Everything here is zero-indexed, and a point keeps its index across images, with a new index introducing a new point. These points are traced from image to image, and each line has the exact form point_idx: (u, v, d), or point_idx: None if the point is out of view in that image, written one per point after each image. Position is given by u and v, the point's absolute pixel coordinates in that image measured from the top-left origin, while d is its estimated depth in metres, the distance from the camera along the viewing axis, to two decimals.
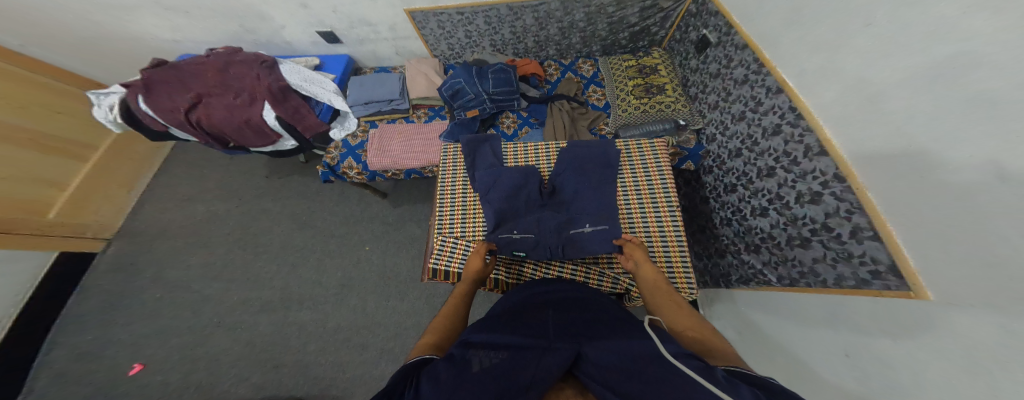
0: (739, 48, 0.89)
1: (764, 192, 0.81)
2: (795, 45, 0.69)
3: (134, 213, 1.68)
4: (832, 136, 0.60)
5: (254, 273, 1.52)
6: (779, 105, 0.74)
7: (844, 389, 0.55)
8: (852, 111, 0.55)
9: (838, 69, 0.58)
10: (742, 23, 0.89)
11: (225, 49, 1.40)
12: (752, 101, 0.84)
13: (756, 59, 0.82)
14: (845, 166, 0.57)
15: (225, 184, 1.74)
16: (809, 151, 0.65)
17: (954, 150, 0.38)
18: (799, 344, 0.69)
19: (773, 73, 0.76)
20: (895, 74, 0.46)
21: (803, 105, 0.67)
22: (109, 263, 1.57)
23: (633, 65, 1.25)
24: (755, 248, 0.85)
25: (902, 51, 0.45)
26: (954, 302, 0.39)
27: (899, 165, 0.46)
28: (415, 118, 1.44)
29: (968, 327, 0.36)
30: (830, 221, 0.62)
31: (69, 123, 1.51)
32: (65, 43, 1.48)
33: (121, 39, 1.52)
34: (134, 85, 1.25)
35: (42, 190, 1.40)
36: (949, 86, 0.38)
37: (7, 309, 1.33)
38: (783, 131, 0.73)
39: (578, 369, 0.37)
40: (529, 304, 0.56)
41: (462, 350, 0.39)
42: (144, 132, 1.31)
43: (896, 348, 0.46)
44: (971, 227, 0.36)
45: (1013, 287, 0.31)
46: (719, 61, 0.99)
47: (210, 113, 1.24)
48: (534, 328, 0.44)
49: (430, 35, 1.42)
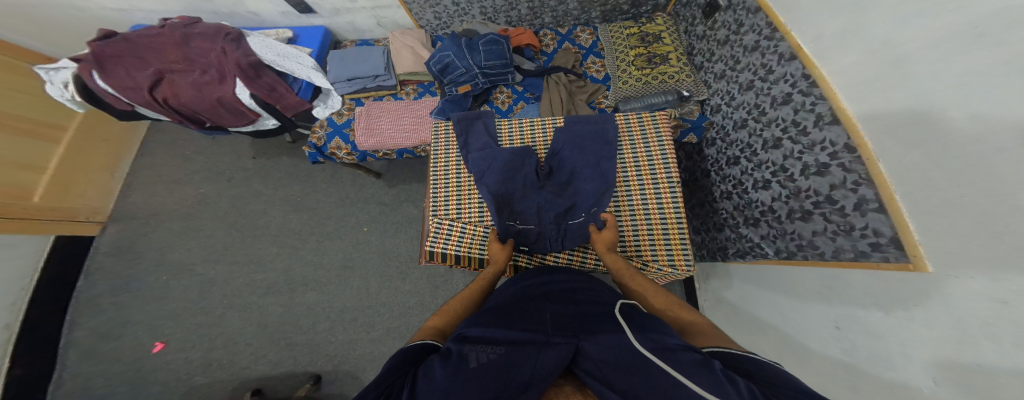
0: (751, 12, 0.84)
1: (768, 165, 0.80)
2: (817, 5, 0.65)
3: (122, 199, 1.63)
4: (846, 104, 0.58)
5: (254, 258, 1.52)
6: (791, 73, 0.71)
7: (834, 357, 0.60)
8: (872, 77, 0.52)
9: (863, 31, 0.55)
10: None
11: (182, 19, 1.27)
12: (762, 69, 0.81)
13: (769, 24, 0.77)
14: (857, 136, 0.56)
15: (211, 167, 1.68)
16: (819, 121, 0.64)
17: (977, 116, 0.36)
18: (793, 315, 0.73)
19: (787, 38, 0.72)
20: (926, 35, 0.44)
21: (818, 72, 0.64)
22: (106, 250, 1.54)
23: (634, 32, 1.18)
24: (754, 222, 0.86)
25: (937, 7, 0.42)
26: (954, 272, 0.40)
27: (919, 134, 0.44)
28: (403, 95, 1.37)
29: (967, 297, 0.38)
30: (835, 194, 0.62)
31: (31, 102, 1.37)
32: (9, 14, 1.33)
33: (63, 10, 1.37)
34: (85, 60, 1.13)
35: (20, 174, 1.30)
36: (985, 46, 0.36)
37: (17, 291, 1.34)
38: (793, 100, 0.71)
39: (575, 364, 0.39)
40: (528, 294, 0.58)
41: (458, 346, 0.40)
42: (109, 111, 1.22)
43: (888, 320, 0.50)
44: (983, 194, 0.36)
45: (1015, 259, 0.32)
46: (728, 27, 0.94)
47: (176, 92, 1.15)
48: (531, 322, 0.45)
49: (413, 3, 1.31)
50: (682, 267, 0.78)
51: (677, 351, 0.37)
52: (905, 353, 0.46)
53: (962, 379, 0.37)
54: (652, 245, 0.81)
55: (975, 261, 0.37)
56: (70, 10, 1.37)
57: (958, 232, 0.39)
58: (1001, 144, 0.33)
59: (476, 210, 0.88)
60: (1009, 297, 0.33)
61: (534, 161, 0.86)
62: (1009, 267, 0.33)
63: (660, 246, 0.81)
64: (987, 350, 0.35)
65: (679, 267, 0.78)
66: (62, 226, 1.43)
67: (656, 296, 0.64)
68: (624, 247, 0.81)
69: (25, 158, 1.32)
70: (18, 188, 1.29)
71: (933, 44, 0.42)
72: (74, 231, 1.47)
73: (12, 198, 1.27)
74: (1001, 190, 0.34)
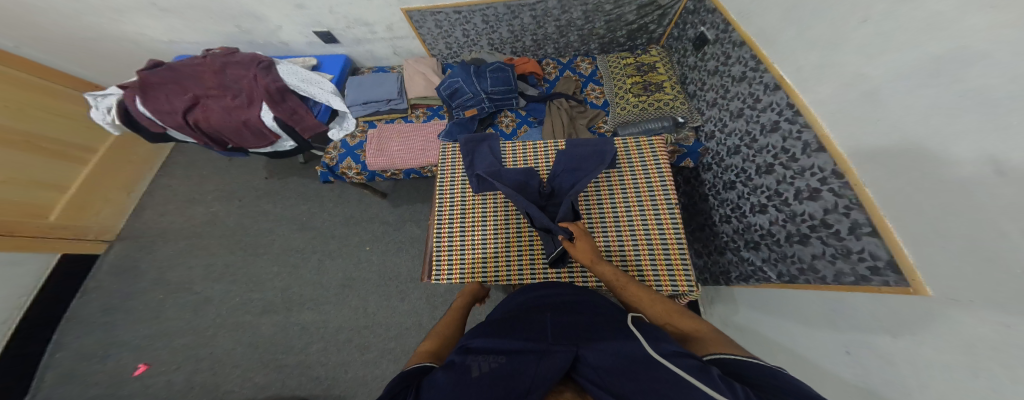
0: (737, 45, 0.89)
1: (763, 189, 0.81)
2: (793, 40, 0.69)
3: (134, 216, 1.68)
4: (830, 132, 0.60)
5: (255, 274, 1.53)
6: (776, 102, 0.74)
7: (846, 385, 0.56)
8: (849, 106, 0.55)
9: (836, 65, 0.58)
10: (739, 21, 0.89)
11: (222, 50, 1.38)
12: (750, 98, 0.84)
13: (754, 57, 0.82)
14: (843, 161, 0.57)
15: (224, 184, 1.74)
16: (806, 148, 0.66)
17: (956, 145, 0.37)
18: (800, 343, 0.70)
19: (771, 70, 0.76)
20: (892, 71, 0.47)
21: (800, 102, 0.67)
22: (109, 268, 1.57)
23: (631, 63, 1.25)
24: (754, 245, 0.85)
25: (902, 44, 0.45)
26: (953, 299, 0.39)
27: (900, 162, 0.45)
28: (413, 118, 1.44)
29: (973, 329, 0.36)
30: (829, 218, 0.62)
31: (66, 125, 1.49)
32: (59, 44, 1.47)
33: (114, 41, 1.51)
34: (131, 87, 1.23)
35: (44, 193, 1.40)
36: (951, 82, 0.38)
37: (11, 311, 1.33)
38: (781, 128, 0.73)
39: (577, 372, 0.38)
40: (530, 306, 0.57)
41: (462, 358, 0.39)
42: (143, 134, 1.31)
43: (897, 346, 0.47)
44: (969, 220, 0.36)
45: (1013, 288, 0.32)
46: (717, 59, 0.99)
47: (208, 116, 1.24)
48: (533, 330, 0.44)
49: (427, 34, 1.42)
50: (684, 289, 0.76)
51: (674, 360, 0.37)
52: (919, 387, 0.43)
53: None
54: (653, 267, 0.79)
55: (973, 288, 0.36)
56: (122, 42, 1.52)
57: (953, 256, 0.39)
58: (982, 172, 0.34)
59: (480, 229, 0.88)
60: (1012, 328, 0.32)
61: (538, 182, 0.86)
62: (1007, 296, 0.32)
63: (663, 268, 0.78)
64: (994, 382, 0.33)
65: (680, 288, 0.76)
66: (64, 242, 1.45)
67: (655, 304, 0.62)
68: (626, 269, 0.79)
69: (53, 179, 1.42)
70: (37, 206, 1.37)
71: (900, 79, 0.45)
72: (77, 249, 1.50)
73: (25, 216, 1.34)
74: (988, 215, 0.34)
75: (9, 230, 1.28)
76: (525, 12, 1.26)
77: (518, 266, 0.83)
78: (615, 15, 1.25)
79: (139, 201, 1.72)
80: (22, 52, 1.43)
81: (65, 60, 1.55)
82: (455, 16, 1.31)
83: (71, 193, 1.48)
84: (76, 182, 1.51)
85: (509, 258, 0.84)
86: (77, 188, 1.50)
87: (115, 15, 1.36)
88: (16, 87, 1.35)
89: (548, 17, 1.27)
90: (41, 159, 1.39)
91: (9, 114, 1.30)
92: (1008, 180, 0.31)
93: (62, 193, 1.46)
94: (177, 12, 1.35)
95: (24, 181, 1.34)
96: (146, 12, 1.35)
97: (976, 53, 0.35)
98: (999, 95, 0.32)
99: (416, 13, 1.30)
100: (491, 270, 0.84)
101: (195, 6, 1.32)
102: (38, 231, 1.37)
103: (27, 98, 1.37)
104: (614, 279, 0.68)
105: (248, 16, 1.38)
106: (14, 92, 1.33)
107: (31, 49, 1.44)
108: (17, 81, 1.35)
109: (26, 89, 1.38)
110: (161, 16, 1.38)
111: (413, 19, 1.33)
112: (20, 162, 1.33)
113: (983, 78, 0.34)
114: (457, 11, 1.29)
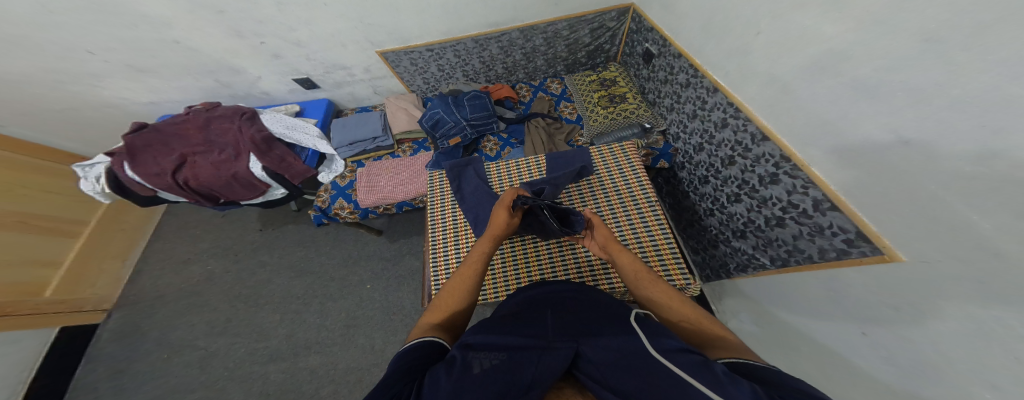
0: (676, 57, 0.99)
1: (732, 179, 0.85)
2: (726, 20, 0.75)
3: (132, 280, 1.68)
4: (769, 124, 0.68)
5: (258, 324, 1.51)
6: (719, 103, 0.83)
7: (873, 374, 0.50)
8: (792, 87, 0.59)
9: (772, 38, 0.63)
10: (673, 36, 1.00)
11: (203, 105, 1.45)
12: (698, 100, 0.92)
13: (690, 65, 0.92)
14: (786, 148, 0.64)
15: (220, 240, 1.76)
16: (754, 138, 0.73)
17: (887, 81, 0.41)
18: (815, 331, 0.65)
19: (707, 75, 0.85)
20: (819, 34, 0.52)
21: (737, 100, 0.76)
22: (112, 333, 1.54)
23: (594, 79, 1.34)
24: (741, 234, 0.88)
25: (823, 27, 0.50)
26: (903, 226, 0.43)
27: (842, 110, 0.49)
28: (400, 153, 1.49)
29: (929, 249, 0.39)
30: (794, 198, 0.66)
31: (58, 202, 1.51)
32: (44, 117, 1.52)
33: (101, 108, 1.58)
34: (117, 153, 1.26)
35: (36, 270, 1.39)
36: (872, 26, 0.42)
37: (14, 385, 1.30)
38: (729, 123, 0.80)
39: (578, 368, 0.38)
40: (536, 300, 0.55)
41: (463, 352, 0.38)
42: (133, 198, 1.33)
43: (869, 281, 0.50)
44: (902, 149, 0.40)
45: (951, 189, 0.35)
46: (664, 69, 1.08)
47: (196, 173, 1.26)
48: (533, 326, 0.44)
49: (404, 72, 1.49)
50: (681, 284, 0.76)
51: (673, 354, 0.37)
52: (900, 316, 0.46)
53: (965, 358, 0.36)
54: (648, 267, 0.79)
55: (918, 214, 0.40)
56: (106, 108, 1.58)
57: (904, 209, 0.42)
58: (917, 128, 0.38)
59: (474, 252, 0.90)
60: (958, 236, 0.35)
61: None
62: (944, 207, 0.36)
63: (656, 265, 0.79)
64: (970, 316, 0.35)
65: (677, 283, 0.76)
66: (67, 316, 1.44)
67: (674, 308, 0.54)
68: None
69: (46, 255, 1.42)
70: (31, 284, 1.37)
71: (831, 59, 0.50)
72: (70, 322, 1.45)
73: (21, 295, 1.33)
74: (928, 164, 0.37)
75: (8, 311, 1.28)
76: (492, 44, 1.34)
77: (516, 279, 0.80)
78: (572, 39, 1.35)
79: (133, 268, 1.71)
80: (10, 131, 1.46)
81: (52, 135, 1.59)
82: (428, 53, 1.39)
83: (66, 267, 1.47)
84: (71, 255, 1.51)
85: (506, 276, 0.80)
86: (71, 263, 1.49)
87: (95, 81, 1.44)
88: (9, 168, 1.39)
89: (514, 46, 1.36)
90: (36, 237, 1.41)
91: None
92: (931, 101, 0.35)
93: (57, 268, 1.45)
94: (152, 72, 1.42)
95: (21, 260, 1.35)
96: (125, 75, 1.42)
97: (889, 23, 0.40)
98: (918, 28, 0.36)
99: (390, 54, 1.38)
100: (490, 289, 0.79)
101: (172, 64, 1.39)
102: (36, 306, 1.36)
103: (19, 179, 1.40)
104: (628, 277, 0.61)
105: (225, 70, 1.44)
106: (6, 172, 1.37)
107: (20, 127, 1.48)
108: (11, 164, 1.40)
109: (13, 167, 1.40)
110: (140, 78, 1.44)
111: (388, 60, 1.41)
112: (13, 242, 1.33)
113: (901, 12, 0.38)
114: (429, 49, 1.37)
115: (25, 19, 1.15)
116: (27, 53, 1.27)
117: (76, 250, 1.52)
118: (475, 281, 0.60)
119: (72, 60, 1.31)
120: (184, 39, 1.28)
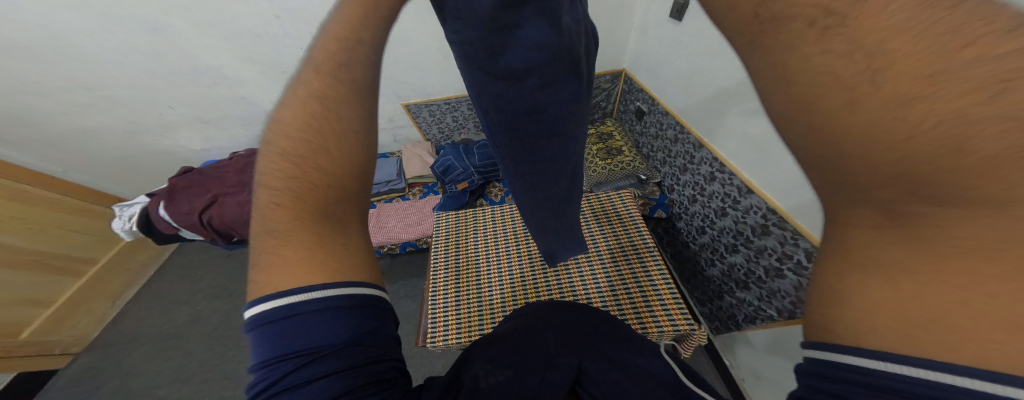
0: (663, 114, 1.09)
1: (727, 230, 0.85)
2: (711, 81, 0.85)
3: (113, 323, 1.59)
4: (751, 178, 0.74)
5: (230, 373, 1.38)
6: (705, 157, 0.89)
7: None
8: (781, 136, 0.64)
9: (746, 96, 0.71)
10: (660, 97, 1.11)
11: (247, 151, 1.59)
12: (687, 155, 0.98)
13: (677, 122, 1.00)
14: (773, 202, 0.69)
15: (220, 277, 1.74)
16: (741, 191, 0.77)
17: None
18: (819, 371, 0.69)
19: (691, 132, 0.93)
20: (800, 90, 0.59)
21: (720, 155, 0.83)
22: (68, 379, 1.41)
23: (593, 133, 1.45)
24: (743, 284, 0.84)
25: None
26: None
27: None
28: (410, 196, 1.56)
29: None
30: (787, 249, 0.68)
31: (85, 243, 1.58)
32: (106, 165, 1.68)
33: (156, 157, 1.73)
34: (159, 195, 1.37)
35: (24, 309, 1.38)
36: None
37: None
38: (717, 176, 0.85)
39: (581, 389, 0.33)
40: (531, 315, 0.46)
41: (461, 370, 0.33)
42: (157, 236, 1.41)
43: None
44: None
45: None
46: (655, 125, 1.17)
47: (221, 212, 1.33)
48: (533, 342, 0.38)
49: (423, 122, 1.65)
50: (685, 328, 0.69)
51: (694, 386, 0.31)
52: None
53: None
54: (650, 309, 0.73)
55: None
56: (163, 155, 1.73)
57: None
58: None
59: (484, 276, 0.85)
60: None
61: (524, 177, 0.42)
62: None
63: (656, 306, 0.73)
64: None
65: (681, 326, 0.69)
66: (30, 361, 1.36)
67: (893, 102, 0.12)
68: (623, 312, 0.73)
69: (42, 293, 1.43)
70: (12, 325, 1.35)
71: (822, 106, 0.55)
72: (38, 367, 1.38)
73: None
74: None
75: None
76: None
77: (512, 300, 0.78)
78: None
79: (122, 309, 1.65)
80: (69, 176, 1.62)
81: (112, 182, 1.75)
82: (446, 106, 1.57)
83: (57, 306, 1.46)
84: (66, 294, 1.50)
85: (504, 300, 0.79)
86: (63, 302, 1.48)
87: (163, 132, 1.62)
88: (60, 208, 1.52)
89: None
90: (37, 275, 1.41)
91: (29, 234, 1.39)
92: None
93: (48, 307, 1.44)
94: (213, 122, 1.61)
95: (13, 299, 1.34)
96: (189, 126, 1.61)
97: None
98: None
99: (413, 106, 1.56)
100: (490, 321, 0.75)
101: (231, 116, 1.58)
102: (6, 349, 1.32)
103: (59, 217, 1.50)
104: (758, 20, 0.15)
105: None
106: (53, 211, 1.49)
107: (78, 172, 1.64)
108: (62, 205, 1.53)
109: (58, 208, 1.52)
110: (201, 128, 1.64)
111: (411, 111, 1.59)
112: (14, 282, 1.34)
113: None
114: (447, 102, 1.55)
115: (122, 82, 1.38)
116: (109, 113, 1.50)
117: (75, 289, 1.53)
118: (353, 129, 0.30)
119: (147, 114, 1.52)
120: (250, 94, 1.48)
